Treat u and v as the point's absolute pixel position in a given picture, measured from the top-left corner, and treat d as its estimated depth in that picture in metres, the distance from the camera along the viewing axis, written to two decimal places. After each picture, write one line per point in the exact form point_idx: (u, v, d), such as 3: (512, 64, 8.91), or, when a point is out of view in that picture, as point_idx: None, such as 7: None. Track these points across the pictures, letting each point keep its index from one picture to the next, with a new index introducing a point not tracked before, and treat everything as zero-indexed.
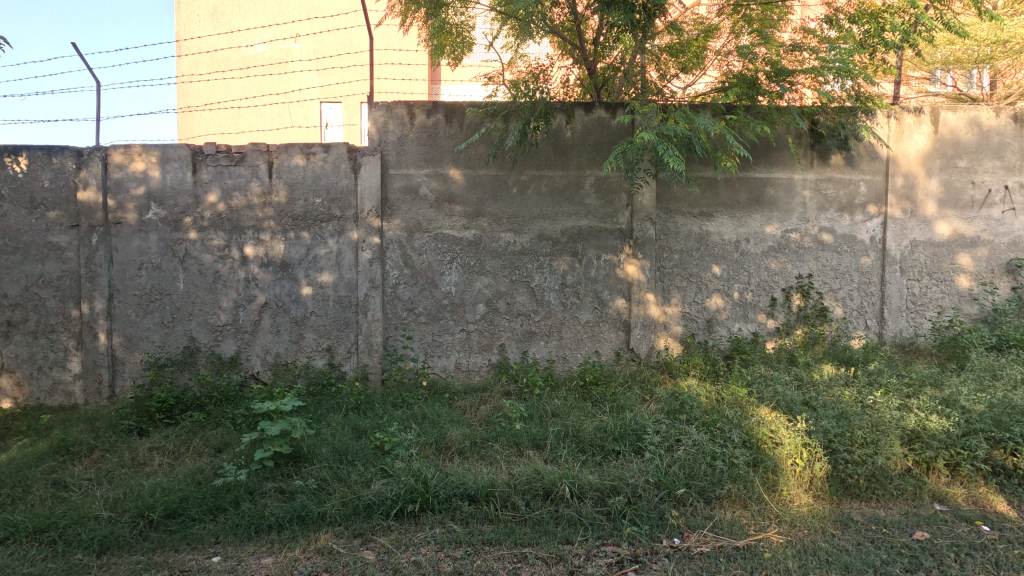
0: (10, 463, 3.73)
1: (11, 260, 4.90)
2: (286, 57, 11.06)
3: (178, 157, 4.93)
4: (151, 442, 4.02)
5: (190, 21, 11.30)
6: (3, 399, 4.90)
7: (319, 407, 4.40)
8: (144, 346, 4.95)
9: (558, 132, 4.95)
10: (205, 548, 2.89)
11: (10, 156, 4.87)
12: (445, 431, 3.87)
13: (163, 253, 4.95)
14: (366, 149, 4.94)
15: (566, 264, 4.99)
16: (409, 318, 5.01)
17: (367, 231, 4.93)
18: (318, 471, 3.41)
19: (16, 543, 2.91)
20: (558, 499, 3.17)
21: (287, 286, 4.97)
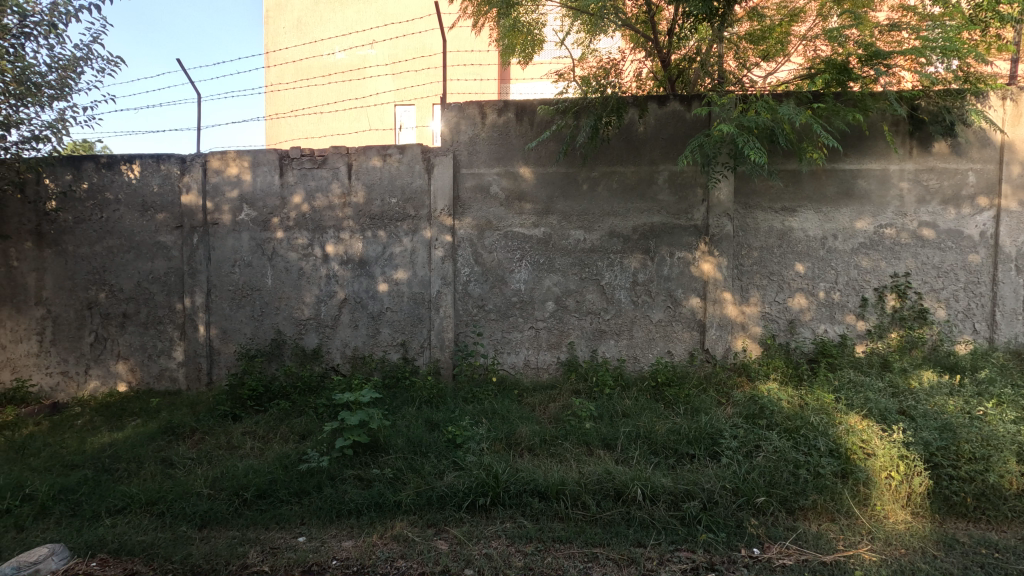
0: (125, 441, 4.13)
1: (127, 258, 5.43)
2: (363, 63, 11.52)
3: (267, 161, 5.28)
4: (243, 427, 4.32)
5: (278, 34, 12.14)
6: (119, 383, 5.46)
7: (395, 399, 4.57)
8: (237, 337, 5.34)
9: (630, 126, 4.85)
10: (291, 528, 3.08)
11: (126, 164, 5.40)
12: (515, 428, 3.91)
13: (254, 251, 5.31)
14: (439, 150, 5.07)
15: (638, 261, 4.89)
16: (479, 315, 5.09)
17: (439, 229, 5.05)
18: (394, 462, 3.53)
19: (131, 512, 3.22)
20: (630, 501, 3.11)
21: (365, 282, 5.20)
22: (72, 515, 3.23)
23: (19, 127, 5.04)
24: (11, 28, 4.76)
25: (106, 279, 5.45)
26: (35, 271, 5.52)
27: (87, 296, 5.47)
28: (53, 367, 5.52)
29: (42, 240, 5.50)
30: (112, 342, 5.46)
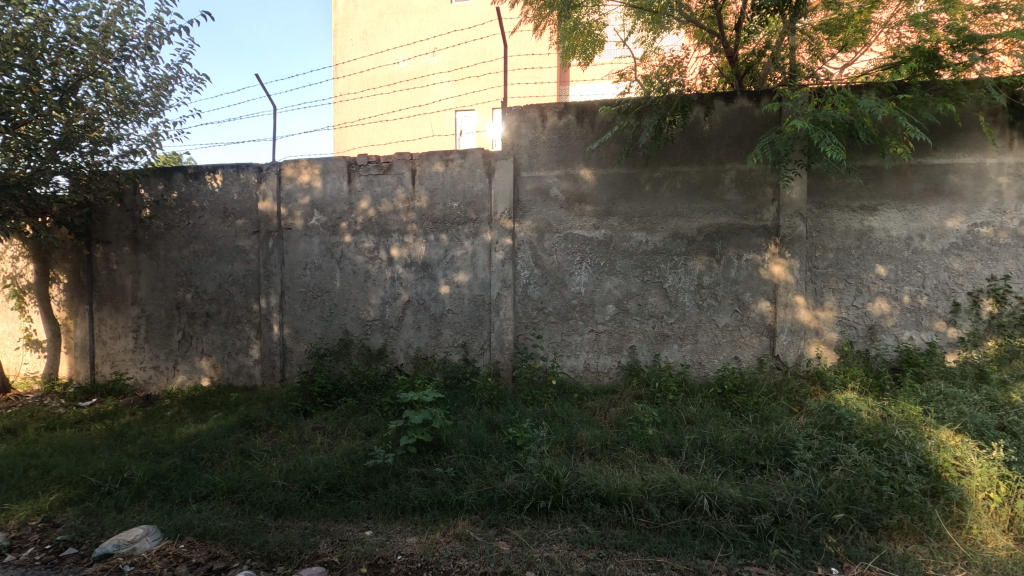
0: (208, 432, 4.42)
1: (210, 261, 5.82)
2: (425, 71, 11.82)
3: (336, 168, 5.51)
4: (314, 423, 4.52)
5: (345, 45, 12.66)
6: (203, 377, 5.85)
7: (456, 400, 4.65)
8: (308, 337, 5.60)
9: (695, 125, 4.72)
10: (359, 522, 3.19)
11: (210, 173, 5.79)
12: (576, 432, 3.88)
13: (324, 255, 5.55)
14: (500, 153, 5.12)
15: (703, 263, 4.74)
16: (539, 317, 5.09)
17: (500, 232, 5.10)
18: (455, 461, 3.59)
19: (214, 499, 3.43)
20: (696, 511, 3.01)
21: (428, 284, 5.32)
22: (163, 499, 3.48)
23: (119, 142, 5.53)
24: (113, 52, 5.24)
25: (192, 281, 5.86)
26: (131, 273, 6.02)
27: (176, 297, 5.90)
28: (146, 362, 6.00)
29: (137, 245, 6.00)
30: (196, 339, 5.86)
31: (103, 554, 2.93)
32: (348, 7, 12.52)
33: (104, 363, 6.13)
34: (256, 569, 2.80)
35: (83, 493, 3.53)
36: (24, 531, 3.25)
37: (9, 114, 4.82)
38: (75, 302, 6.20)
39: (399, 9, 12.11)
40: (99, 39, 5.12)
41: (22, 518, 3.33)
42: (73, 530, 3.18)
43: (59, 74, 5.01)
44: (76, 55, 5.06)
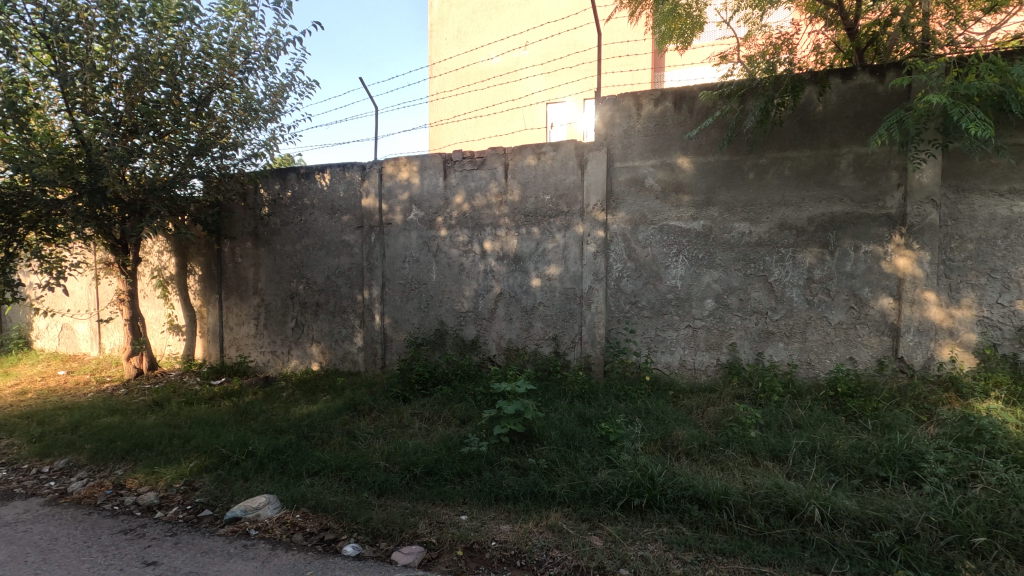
0: (318, 413, 4.78)
1: (320, 254, 6.27)
2: (517, 65, 11.90)
3: (433, 165, 5.71)
4: (412, 409, 4.75)
5: (441, 45, 13.10)
6: (313, 362, 6.33)
7: (547, 392, 4.67)
8: (407, 327, 5.87)
9: (807, 106, 4.36)
10: (455, 506, 3.29)
11: (319, 173, 6.22)
12: (671, 430, 3.76)
13: (421, 248, 5.79)
14: (593, 145, 5.04)
15: (814, 256, 4.39)
16: (632, 312, 4.97)
17: (592, 224, 5.04)
18: (547, 453, 3.62)
19: (324, 475, 3.70)
20: (805, 521, 2.81)
21: (520, 277, 5.37)
22: (281, 472, 3.81)
23: (243, 147, 6.09)
24: (238, 64, 5.78)
25: (304, 273, 6.35)
26: (253, 266, 6.63)
27: (290, 288, 6.42)
28: (265, 347, 6.60)
29: (258, 240, 6.59)
30: (307, 327, 6.35)
31: (233, 517, 3.26)
32: (443, 7, 12.93)
33: (231, 347, 6.83)
34: (361, 543, 2.99)
35: (216, 462, 3.96)
36: (169, 491, 3.70)
37: (156, 126, 5.48)
38: (208, 291, 6.95)
39: (492, 5, 12.26)
40: (227, 54, 5.68)
41: (168, 480, 3.80)
42: (208, 494, 3.57)
43: (194, 87, 5.62)
44: (209, 70, 5.64)
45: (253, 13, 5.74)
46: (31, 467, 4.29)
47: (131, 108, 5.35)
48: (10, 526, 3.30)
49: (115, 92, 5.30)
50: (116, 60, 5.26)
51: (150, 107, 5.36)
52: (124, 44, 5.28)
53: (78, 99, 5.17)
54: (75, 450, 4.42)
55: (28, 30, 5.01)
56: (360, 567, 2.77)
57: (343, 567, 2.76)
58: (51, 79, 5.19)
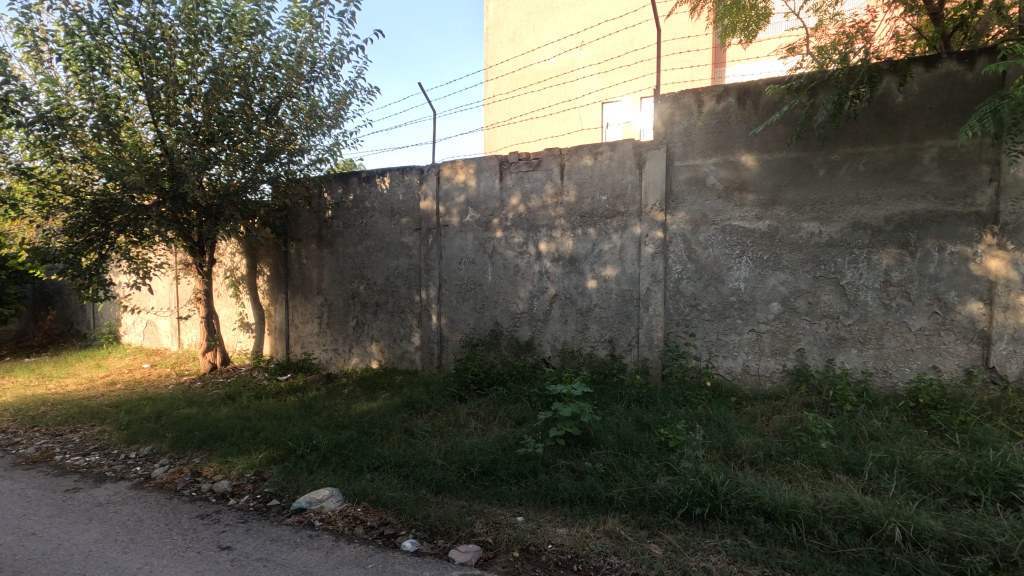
0: (378, 410, 4.91)
1: (380, 256, 6.46)
2: (572, 66, 11.83)
3: (489, 167, 5.76)
4: (468, 408, 4.80)
5: (496, 48, 13.22)
6: (373, 360, 6.52)
7: (603, 396, 4.61)
8: (463, 327, 5.95)
9: (885, 98, 4.10)
10: (511, 507, 3.29)
11: (379, 177, 6.41)
12: (734, 437, 3.63)
13: (477, 250, 5.85)
14: (652, 143, 4.94)
15: (892, 257, 4.12)
16: (692, 314, 4.83)
17: (650, 225, 4.93)
18: (604, 457, 3.57)
19: (384, 471, 3.79)
20: (884, 540, 2.64)
21: (575, 279, 5.33)
22: (343, 466, 3.94)
23: (309, 153, 6.37)
24: (306, 74, 6.05)
25: (364, 274, 6.56)
26: (317, 266, 6.90)
27: (352, 288, 6.65)
28: (328, 345, 6.86)
29: (322, 242, 6.87)
30: (368, 326, 6.55)
31: (298, 508, 3.40)
32: (499, 10, 13.04)
33: (296, 344, 7.14)
34: (420, 539, 3.04)
35: (283, 454, 4.14)
36: (241, 480, 3.90)
37: (231, 135, 5.81)
38: (275, 291, 7.29)
39: (547, 7, 12.26)
40: (295, 64, 5.95)
41: (240, 469, 4.01)
42: (276, 485, 3.74)
43: (265, 97, 5.93)
44: (278, 80, 5.93)
45: (319, 24, 5.98)
46: (120, 452, 4.63)
47: (209, 118, 5.69)
48: (102, 506, 3.58)
49: (195, 103, 5.65)
50: (196, 74, 5.62)
51: (226, 116, 5.69)
52: (203, 58, 5.63)
53: (162, 111, 5.55)
54: (158, 438, 4.73)
55: (120, 49, 5.41)
56: (419, 562, 2.81)
57: (403, 562, 2.81)
58: (139, 93, 5.59)
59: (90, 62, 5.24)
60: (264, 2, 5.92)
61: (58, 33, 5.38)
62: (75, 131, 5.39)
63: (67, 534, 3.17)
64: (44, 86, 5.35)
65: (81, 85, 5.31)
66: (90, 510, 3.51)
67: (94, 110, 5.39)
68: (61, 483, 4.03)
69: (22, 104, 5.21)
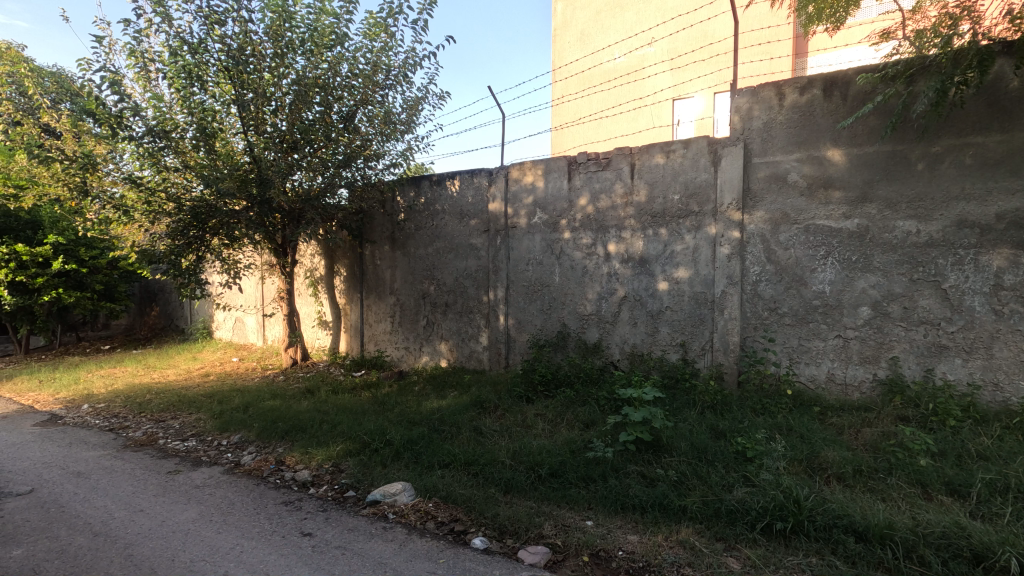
0: (447, 408, 5.02)
1: (449, 257, 6.60)
2: (642, 63, 11.60)
3: (557, 168, 5.74)
4: (535, 409, 4.80)
5: (564, 49, 13.18)
6: (442, 359, 6.67)
7: (675, 401, 4.48)
8: (530, 328, 5.96)
9: (997, 83, 3.73)
10: (580, 511, 3.25)
11: (450, 180, 6.55)
12: (819, 450, 3.42)
13: (545, 251, 5.85)
14: (728, 140, 4.75)
15: (1004, 258, 3.73)
16: (771, 319, 4.59)
17: (726, 225, 4.74)
18: (677, 464, 3.47)
19: (454, 468, 3.87)
20: (997, 571, 2.38)
21: (645, 281, 5.21)
22: (415, 461, 4.04)
23: (384, 157, 6.62)
24: (381, 82, 6.30)
25: (435, 275, 6.72)
26: (390, 267, 7.16)
27: (422, 288, 6.83)
28: (399, 343, 7.09)
29: (395, 244, 7.12)
30: (437, 326, 6.71)
31: (373, 500, 3.53)
32: (567, 10, 12.99)
33: (370, 342, 7.43)
34: (489, 537, 3.07)
35: (358, 447, 4.31)
36: (321, 471, 4.11)
37: (312, 142, 6.13)
38: (351, 291, 7.63)
39: (616, 4, 12.08)
40: (371, 73, 6.19)
41: (319, 460, 4.21)
42: (353, 477, 3.90)
43: (343, 105, 6.22)
44: (355, 89, 6.21)
45: (394, 33, 6.20)
46: (213, 439, 5.00)
47: (292, 126, 6.03)
48: (199, 488, 3.88)
49: (280, 114, 6.01)
50: (281, 86, 5.97)
51: (308, 125, 6.02)
52: (287, 71, 5.99)
53: (252, 122, 5.93)
54: (246, 427, 5.07)
55: (215, 66, 5.84)
56: (489, 560, 2.84)
57: (473, 558, 2.85)
58: (232, 106, 6.01)
59: (190, 80, 5.70)
60: (343, 15, 6.20)
61: (163, 54, 5.89)
62: (177, 143, 5.88)
63: (169, 512, 3.46)
64: (151, 103, 5.87)
65: (183, 100, 5.77)
66: (189, 492, 3.81)
67: (193, 123, 5.86)
68: (163, 465, 4.40)
69: (134, 119, 5.75)
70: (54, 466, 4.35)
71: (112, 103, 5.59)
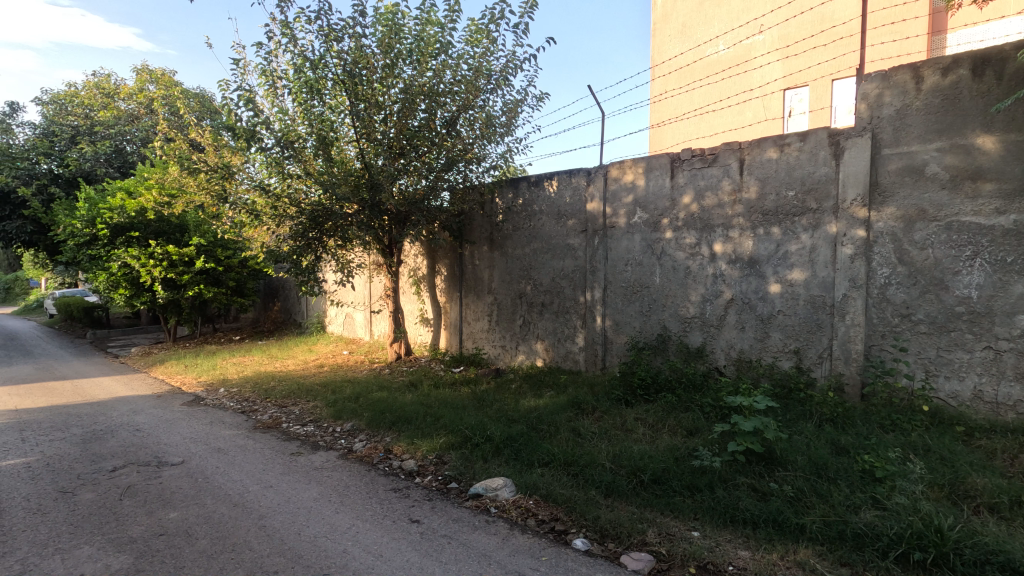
0: (545, 407, 5.05)
1: (546, 257, 6.64)
2: (749, 53, 10.97)
3: (659, 165, 5.58)
4: (635, 413, 4.70)
5: (664, 42, 12.78)
6: (538, 359, 6.73)
7: (789, 412, 4.18)
8: (628, 330, 5.85)
9: None
10: (685, 520, 3.13)
11: (547, 180, 6.59)
12: (964, 475, 3.04)
13: (645, 252, 5.70)
14: (853, 130, 4.36)
15: None
16: (902, 326, 4.15)
17: (849, 223, 4.35)
18: (792, 479, 3.25)
19: (554, 467, 3.88)
20: None
21: (755, 282, 4.92)
22: (514, 458, 4.12)
23: (483, 160, 6.80)
24: (482, 86, 6.45)
25: (532, 275, 6.79)
26: (488, 267, 7.34)
27: (519, 288, 6.93)
28: (496, 341, 7.25)
29: (493, 244, 7.29)
30: (534, 325, 6.78)
31: (476, 493, 3.63)
32: (668, 3, 12.58)
33: (468, 339, 7.66)
34: (590, 539, 3.05)
35: (460, 441, 4.46)
36: (425, 461, 4.30)
37: (417, 148, 6.44)
38: (451, 290, 7.91)
39: None
40: (473, 79, 6.37)
41: (424, 451, 4.41)
42: (456, 469, 4.04)
43: (447, 111, 6.46)
44: (457, 94, 6.42)
45: (495, 38, 6.34)
46: (329, 425, 5.40)
47: (400, 133, 6.38)
48: (319, 470, 4.22)
49: (389, 121, 6.38)
50: (391, 95, 6.34)
51: (414, 132, 6.34)
52: (396, 81, 6.33)
53: (364, 130, 6.33)
54: (357, 416, 5.42)
55: (332, 79, 6.30)
56: (591, 562, 2.82)
57: (575, 559, 2.85)
58: (346, 116, 6.46)
59: (310, 93, 6.22)
60: (448, 24, 6.45)
61: (288, 71, 6.47)
62: (299, 152, 6.42)
63: (295, 489, 3.79)
64: (278, 116, 6.47)
65: (305, 113, 6.31)
66: (310, 472, 4.15)
67: (313, 134, 6.37)
68: (287, 447, 4.82)
69: (264, 132, 6.35)
70: (198, 442, 4.92)
71: (246, 117, 6.23)
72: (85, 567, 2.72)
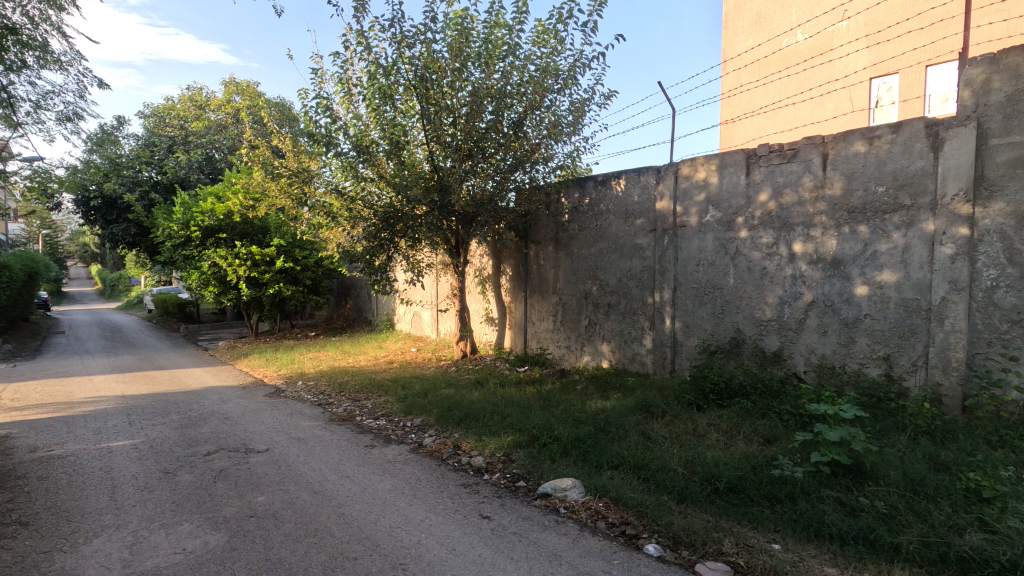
0: (613, 409, 4.99)
1: (613, 257, 6.55)
2: (831, 41, 10.36)
3: (734, 162, 5.38)
4: (708, 418, 4.54)
5: (738, 34, 12.29)
6: (604, 360, 6.64)
7: (879, 423, 3.91)
8: (699, 332, 5.67)
9: None
10: (765, 532, 2.99)
11: (615, 179, 6.50)
12: None
13: (718, 251, 5.51)
14: (955, 119, 4.02)
15: None
16: (1012, 333, 3.78)
17: (949, 220, 4.02)
18: (885, 495, 3.04)
19: (623, 470, 3.83)
20: None
21: (839, 284, 4.64)
22: (582, 459, 4.09)
23: (550, 161, 6.80)
24: (550, 86, 6.45)
25: (598, 275, 6.73)
26: (554, 267, 7.33)
27: (585, 288, 6.88)
28: (561, 341, 7.23)
29: (558, 245, 7.28)
30: (599, 326, 6.70)
31: (544, 493, 3.64)
32: None
33: (533, 339, 7.68)
34: (663, 545, 2.98)
35: (527, 440, 4.48)
36: (493, 459, 4.35)
37: (484, 149, 6.53)
38: (516, 290, 7.97)
39: None
40: (541, 79, 6.38)
41: (492, 449, 4.46)
42: (524, 467, 4.06)
43: (514, 112, 6.51)
44: (525, 95, 6.45)
45: (563, 38, 6.33)
46: (400, 420, 5.58)
47: (468, 135, 6.50)
48: (392, 462, 4.37)
49: (458, 124, 6.52)
50: (460, 99, 6.47)
51: (482, 134, 6.43)
52: (464, 84, 6.46)
53: (433, 134, 6.50)
54: (426, 412, 5.58)
55: (403, 84, 6.49)
56: (665, 569, 2.76)
57: (647, 564, 2.79)
58: (416, 119, 6.64)
59: (383, 98, 6.44)
60: (516, 26, 6.49)
61: (362, 78, 6.75)
62: (372, 155, 6.68)
63: (371, 480, 3.95)
64: (352, 122, 6.75)
65: (377, 117, 6.54)
66: (383, 465, 4.31)
67: (385, 138, 6.60)
68: (361, 439, 5.02)
69: (340, 137, 6.64)
70: (280, 431, 5.21)
71: (324, 123, 6.54)
72: (187, 542, 2.95)
